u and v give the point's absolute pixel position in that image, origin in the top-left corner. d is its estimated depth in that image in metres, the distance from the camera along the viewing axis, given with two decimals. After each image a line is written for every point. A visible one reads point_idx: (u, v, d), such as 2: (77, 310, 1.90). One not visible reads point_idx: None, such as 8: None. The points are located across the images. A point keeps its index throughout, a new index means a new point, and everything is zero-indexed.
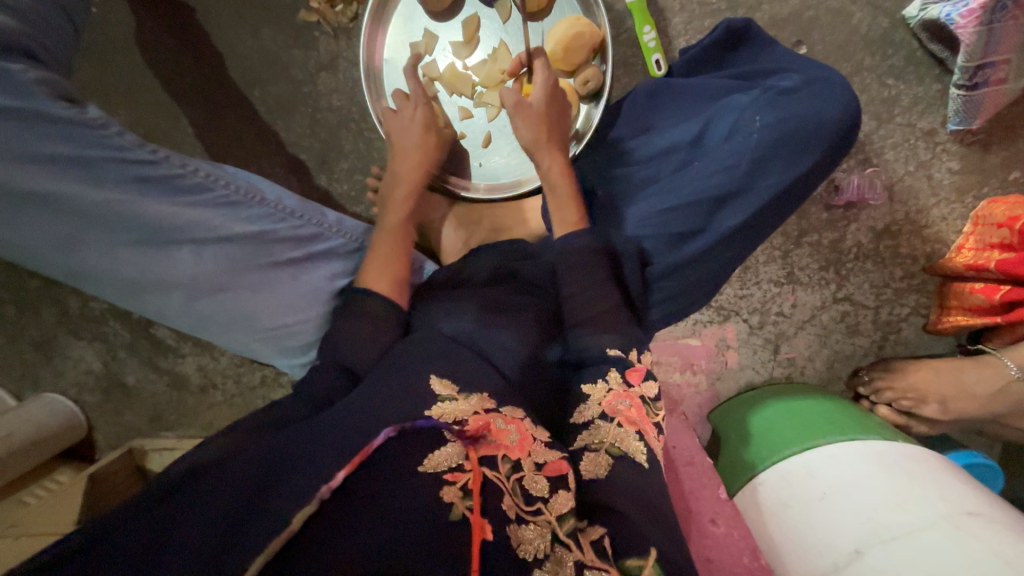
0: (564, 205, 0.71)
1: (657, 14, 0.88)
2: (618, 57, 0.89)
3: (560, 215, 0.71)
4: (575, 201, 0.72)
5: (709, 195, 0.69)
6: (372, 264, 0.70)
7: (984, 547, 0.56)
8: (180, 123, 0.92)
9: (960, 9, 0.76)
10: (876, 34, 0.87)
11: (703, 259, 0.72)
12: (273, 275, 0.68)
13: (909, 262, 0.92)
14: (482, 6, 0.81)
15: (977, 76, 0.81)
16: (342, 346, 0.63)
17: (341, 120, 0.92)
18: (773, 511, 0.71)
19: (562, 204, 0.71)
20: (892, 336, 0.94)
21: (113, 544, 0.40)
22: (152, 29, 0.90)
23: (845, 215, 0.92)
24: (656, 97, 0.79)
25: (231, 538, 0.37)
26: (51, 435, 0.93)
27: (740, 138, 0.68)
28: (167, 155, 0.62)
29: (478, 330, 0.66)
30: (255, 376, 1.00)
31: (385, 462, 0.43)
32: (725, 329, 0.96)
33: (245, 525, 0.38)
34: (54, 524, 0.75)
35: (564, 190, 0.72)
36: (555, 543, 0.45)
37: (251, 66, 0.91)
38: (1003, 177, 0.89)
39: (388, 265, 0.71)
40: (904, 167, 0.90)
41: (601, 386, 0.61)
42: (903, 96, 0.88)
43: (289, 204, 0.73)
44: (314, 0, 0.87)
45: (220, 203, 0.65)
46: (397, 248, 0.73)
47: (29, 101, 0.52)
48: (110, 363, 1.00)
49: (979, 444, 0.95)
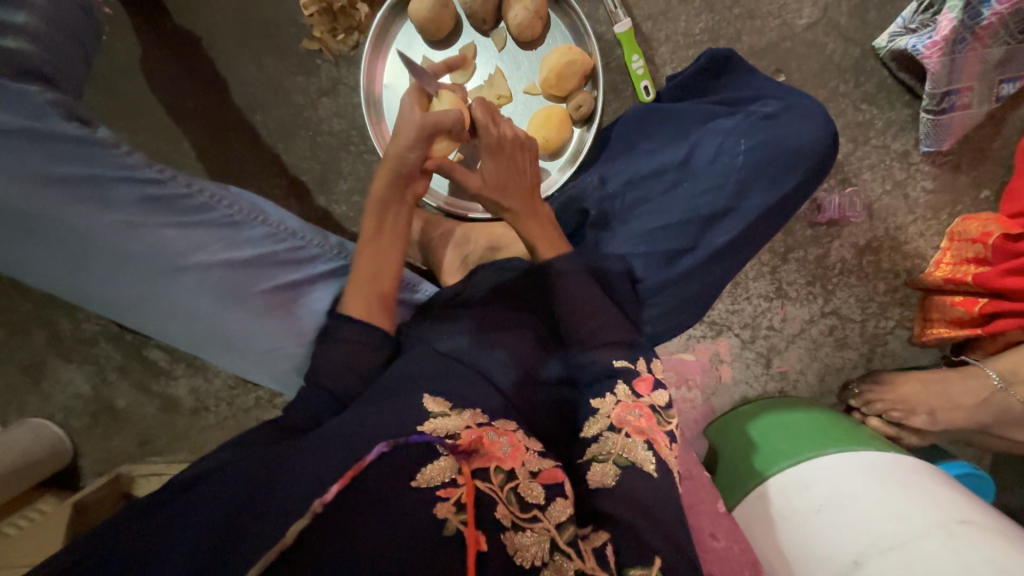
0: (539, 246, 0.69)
1: (644, 44, 0.93)
2: (609, 83, 0.94)
3: (534, 249, 0.68)
4: (553, 237, 0.69)
5: (699, 215, 0.72)
6: (360, 292, 0.64)
7: (978, 555, 0.56)
8: (182, 147, 0.94)
9: (925, 41, 0.82)
10: (849, 63, 0.92)
11: (698, 275, 0.74)
12: (271, 298, 0.65)
13: (892, 277, 0.95)
14: (478, 36, 0.86)
15: (945, 101, 0.86)
16: (324, 363, 0.60)
17: (341, 143, 0.95)
18: (767, 525, 0.71)
19: (545, 236, 0.69)
20: (879, 349, 0.97)
21: (111, 549, 0.42)
22: (158, 57, 0.93)
23: (828, 232, 0.95)
24: (645, 122, 0.82)
25: (215, 556, 0.38)
26: (36, 462, 0.91)
27: (726, 159, 0.72)
28: (173, 175, 0.60)
29: (475, 349, 0.67)
30: (249, 398, 0.99)
31: (378, 477, 0.43)
32: (717, 343, 0.98)
33: (231, 541, 0.39)
34: (38, 553, 0.72)
35: (529, 232, 0.68)
36: (554, 552, 0.46)
37: (253, 93, 0.94)
38: (975, 195, 0.94)
39: (370, 285, 0.64)
40: (881, 187, 0.94)
41: (610, 399, 0.61)
42: (877, 121, 0.93)
43: (294, 226, 0.70)
44: (316, 30, 0.91)
45: (220, 224, 0.63)
46: (381, 262, 0.65)
47: (40, 120, 0.53)
48: (100, 387, 0.98)
49: (969, 455, 0.97)
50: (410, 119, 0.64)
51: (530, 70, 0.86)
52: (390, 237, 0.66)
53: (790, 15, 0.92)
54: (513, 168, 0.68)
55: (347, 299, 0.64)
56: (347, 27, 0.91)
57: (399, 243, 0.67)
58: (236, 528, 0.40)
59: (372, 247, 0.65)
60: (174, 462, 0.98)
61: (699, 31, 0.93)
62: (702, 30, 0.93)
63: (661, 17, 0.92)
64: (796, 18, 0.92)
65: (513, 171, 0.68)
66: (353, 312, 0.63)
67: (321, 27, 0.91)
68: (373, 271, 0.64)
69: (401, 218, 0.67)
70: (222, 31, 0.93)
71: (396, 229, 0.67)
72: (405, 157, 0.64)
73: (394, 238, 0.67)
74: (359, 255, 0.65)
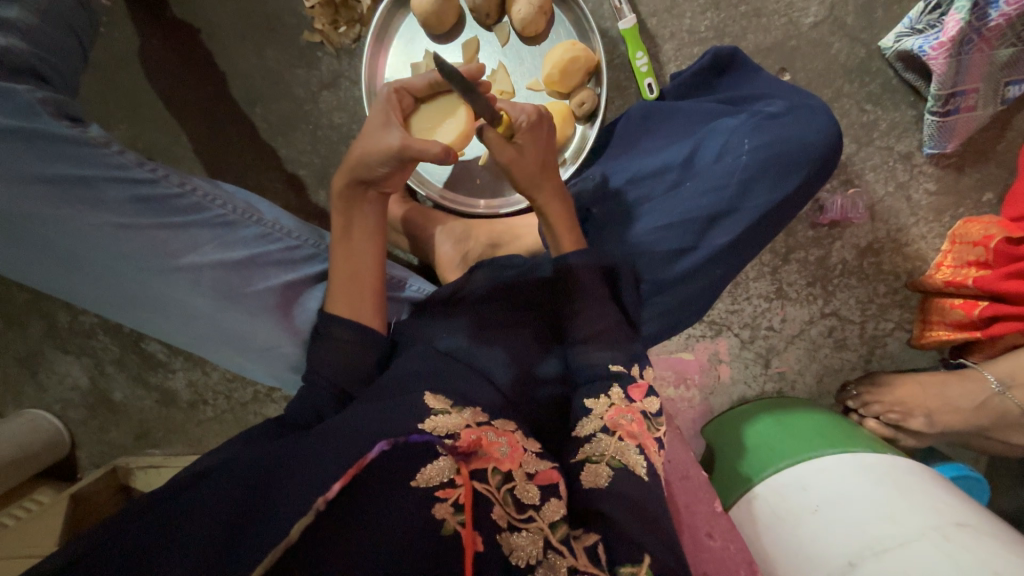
0: (558, 230, 0.69)
1: (649, 41, 0.92)
2: (612, 80, 0.93)
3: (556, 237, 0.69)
4: (570, 223, 0.69)
5: (703, 214, 0.71)
6: (338, 288, 0.63)
7: (973, 558, 0.57)
8: (180, 139, 0.94)
9: (931, 42, 0.82)
10: (854, 63, 0.92)
11: (695, 276, 0.74)
12: (265, 299, 0.63)
13: (892, 279, 0.95)
14: (482, 30, 0.85)
15: (950, 103, 0.86)
16: (317, 364, 0.60)
17: (342, 137, 0.94)
18: (767, 524, 0.71)
19: (558, 225, 0.68)
20: (878, 351, 0.97)
21: (110, 544, 0.42)
22: (156, 48, 0.92)
23: (829, 233, 0.95)
24: (649, 119, 0.81)
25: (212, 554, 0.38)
26: (32, 455, 0.91)
27: (729, 160, 0.71)
28: (166, 173, 0.59)
29: (475, 347, 0.66)
30: (246, 392, 0.98)
31: (377, 476, 0.44)
32: (716, 343, 0.98)
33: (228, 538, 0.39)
34: (38, 547, 0.73)
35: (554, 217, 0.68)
36: (547, 550, 0.46)
37: (253, 84, 0.93)
38: (977, 198, 0.94)
39: (352, 283, 0.63)
40: (884, 188, 0.94)
41: (604, 401, 0.60)
42: (881, 121, 0.92)
43: (291, 225, 0.68)
44: (318, 21, 0.89)
45: (213, 224, 0.61)
46: (358, 261, 0.63)
47: (31, 121, 0.52)
48: (98, 379, 0.98)
49: (964, 457, 0.98)
50: (385, 139, 0.58)
51: (533, 66, 0.85)
52: (362, 229, 0.64)
53: (796, 14, 0.91)
54: (545, 141, 0.65)
55: (331, 298, 0.63)
56: (349, 19, 0.90)
57: (374, 239, 0.64)
58: (244, 519, 0.40)
59: (344, 246, 0.63)
60: (174, 454, 0.99)
61: (705, 29, 0.92)
62: (708, 27, 0.92)
63: (666, 14, 0.91)
64: (803, 16, 0.91)
65: (537, 148, 0.64)
66: (337, 311, 0.62)
67: (323, 19, 0.89)
68: (349, 265, 0.63)
69: (370, 213, 0.64)
70: (222, 22, 0.92)
71: (368, 223, 0.64)
72: (373, 169, 0.59)
73: (368, 233, 0.64)
74: (333, 250, 0.64)
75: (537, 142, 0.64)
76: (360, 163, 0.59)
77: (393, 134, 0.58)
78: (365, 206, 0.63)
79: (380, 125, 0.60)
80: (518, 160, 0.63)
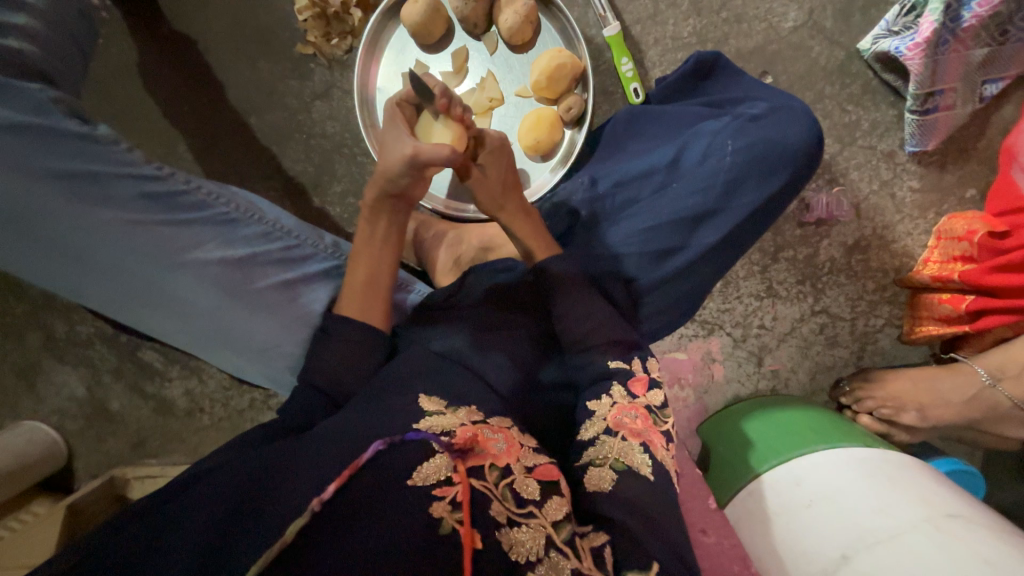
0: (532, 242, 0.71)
1: (633, 47, 0.95)
2: (599, 86, 0.95)
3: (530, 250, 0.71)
4: (540, 231, 0.72)
5: (688, 214, 0.72)
6: (348, 293, 0.64)
7: (966, 548, 0.57)
8: (176, 149, 0.95)
9: (907, 42, 0.85)
10: (835, 65, 0.94)
11: (684, 275, 0.75)
12: (265, 296, 0.64)
13: (880, 275, 0.96)
14: (470, 40, 0.87)
15: (928, 102, 0.88)
16: (313, 365, 0.60)
17: (335, 146, 0.96)
18: (763, 521, 0.71)
19: (532, 233, 0.71)
20: (869, 347, 0.97)
21: (110, 544, 0.43)
22: (154, 61, 0.94)
23: (816, 231, 0.96)
24: (634, 124, 0.83)
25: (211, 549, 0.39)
26: (29, 465, 0.92)
27: (713, 160, 0.72)
28: (172, 172, 0.61)
29: (472, 350, 0.66)
30: (243, 400, 0.99)
31: (374, 477, 0.43)
32: (709, 342, 0.99)
33: (227, 536, 0.40)
34: (36, 555, 0.73)
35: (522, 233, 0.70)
36: (549, 549, 0.45)
37: (248, 95, 0.95)
38: (960, 195, 0.95)
39: (368, 292, 0.64)
40: (869, 186, 0.95)
41: (606, 401, 0.61)
42: (863, 121, 0.94)
43: (291, 225, 0.69)
44: (311, 34, 0.92)
45: (216, 221, 0.62)
46: (376, 269, 0.65)
47: (42, 116, 0.54)
48: (94, 389, 0.99)
49: (959, 452, 0.98)
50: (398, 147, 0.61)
51: (522, 73, 0.87)
52: (383, 239, 0.66)
53: (776, 18, 0.94)
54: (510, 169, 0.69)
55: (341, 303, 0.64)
56: (340, 31, 0.92)
57: (392, 251, 0.66)
58: (243, 515, 0.41)
59: (369, 256, 0.65)
60: (170, 464, 0.99)
61: (688, 35, 0.94)
62: (690, 33, 0.94)
63: (649, 21, 0.94)
64: (782, 21, 0.94)
65: (504, 173, 0.69)
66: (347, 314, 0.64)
67: (316, 31, 0.92)
68: (367, 273, 0.64)
69: (395, 226, 0.66)
70: (219, 35, 0.94)
71: (390, 233, 0.66)
72: (396, 181, 0.61)
73: (389, 243, 0.66)
74: (353, 256, 0.66)
75: (504, 166, 0.68)
76: (386, 176, 0.61)
77: (407, 145, 0.60)
78: (393, 216, 0.65)
79: (390, 128, 0.64)
80: (488, 178, 0.68)
